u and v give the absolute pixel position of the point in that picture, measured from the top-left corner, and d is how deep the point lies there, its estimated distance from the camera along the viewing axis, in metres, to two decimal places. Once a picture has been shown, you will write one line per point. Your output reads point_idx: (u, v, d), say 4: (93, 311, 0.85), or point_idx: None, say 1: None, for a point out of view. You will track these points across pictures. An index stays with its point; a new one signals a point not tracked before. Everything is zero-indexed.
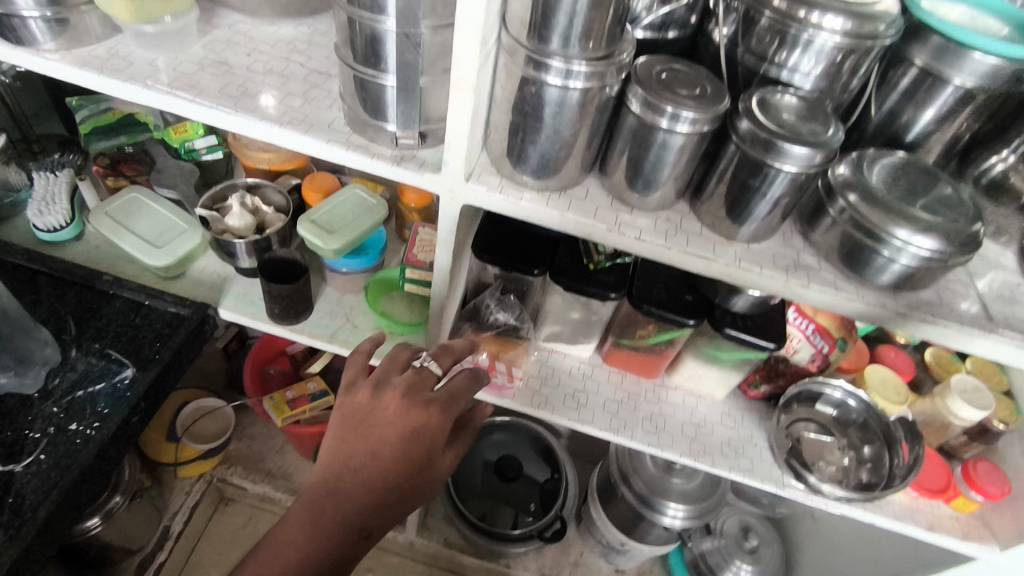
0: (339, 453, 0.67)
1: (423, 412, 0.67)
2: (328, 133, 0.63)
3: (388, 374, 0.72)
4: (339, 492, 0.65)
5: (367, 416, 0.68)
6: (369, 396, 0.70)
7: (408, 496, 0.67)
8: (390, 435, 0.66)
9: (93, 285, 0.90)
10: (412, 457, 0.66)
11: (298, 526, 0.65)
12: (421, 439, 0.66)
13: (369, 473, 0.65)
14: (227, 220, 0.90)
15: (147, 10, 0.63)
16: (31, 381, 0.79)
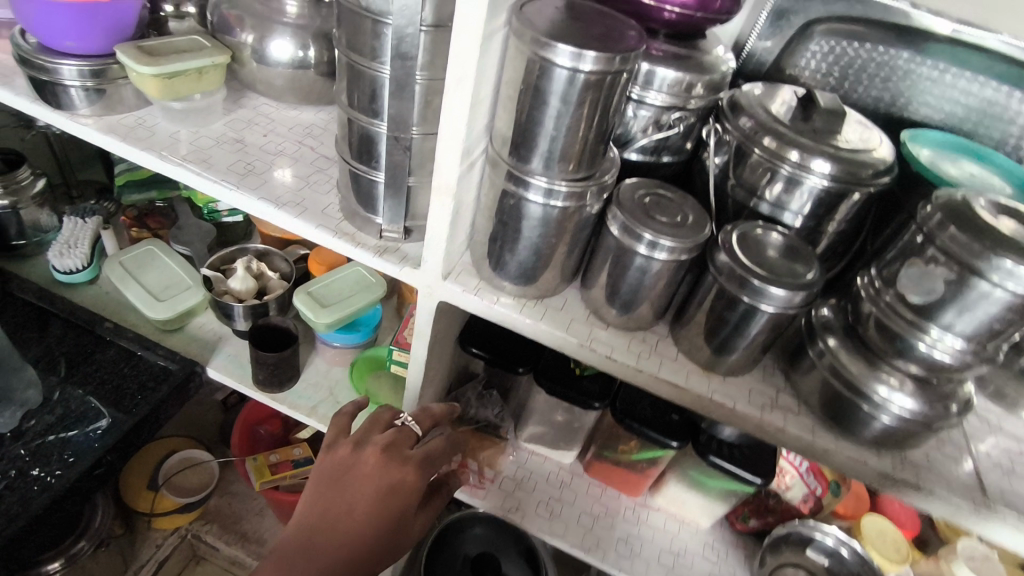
0: (316, 509, 0.64)
1: (403, 466, 0.66)
2: (320, 218, 0.65)
3: (370, 430, 0.70)
4: (314, 547, 0.62)
5: (346, 471, 0.66)
6: (348, 452, 0.67)
7: (382, 556, 0.64)
8: (368, 490, 0.64)
9: (93, 330, 0.93)
10: (390, 510, 0.64)
11: None
12: (399, 493, 0.64)
13: (345, 527, 0.63)
14: (230, 283, 0.93)
15: (174, 89, 0.68)
16: (6, 419, 0.81)
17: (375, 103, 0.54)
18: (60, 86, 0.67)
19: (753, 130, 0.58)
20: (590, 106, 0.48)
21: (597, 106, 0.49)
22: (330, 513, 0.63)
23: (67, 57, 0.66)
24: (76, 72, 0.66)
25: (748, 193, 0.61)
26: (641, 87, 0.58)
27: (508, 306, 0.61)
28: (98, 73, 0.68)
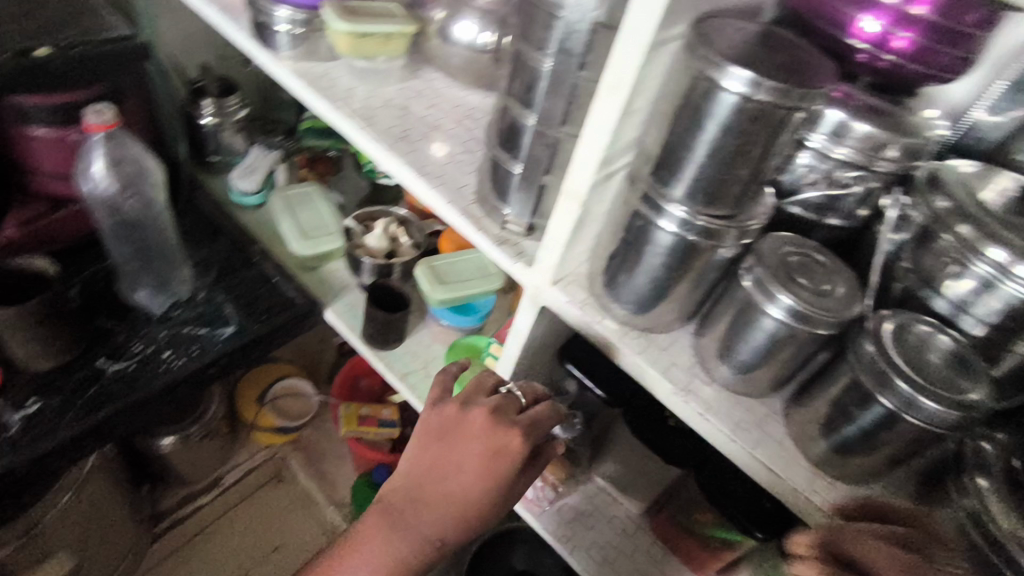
0: (428, 463, 0.64)
1: (510, 428, 0.64)
2: (453, 195, 0.66)
3: (477, 393, 0.68)
4: (426, 498, 0.62)
5: (453, 428, 0.65)
6: (457, 412, 0.66)
7: (485, 514, 0.63)
8: (476, 452, 0.62)
9: (246, 249, 1.03)
10: (495, 472, 0.62)
11: (376, 529, 0.62)
12: (510, 454, 0.62)
13: (457, 483, 0.62)
14: (367, 237, 0.98)
15: (362, 48, 0.72)
16: (159, 302, 0.91)
17: (529, 94, 0.54)
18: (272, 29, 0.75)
19: (949, 212, 0.49)
20: (746, 138, 0.44)
21: (756, 144, 0.45)
22: (433, 471, 0.64)
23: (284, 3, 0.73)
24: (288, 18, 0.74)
25: (920, 281, 0.52)
26: (825, 136, 0.52)
27: (609, 329, 0.58)
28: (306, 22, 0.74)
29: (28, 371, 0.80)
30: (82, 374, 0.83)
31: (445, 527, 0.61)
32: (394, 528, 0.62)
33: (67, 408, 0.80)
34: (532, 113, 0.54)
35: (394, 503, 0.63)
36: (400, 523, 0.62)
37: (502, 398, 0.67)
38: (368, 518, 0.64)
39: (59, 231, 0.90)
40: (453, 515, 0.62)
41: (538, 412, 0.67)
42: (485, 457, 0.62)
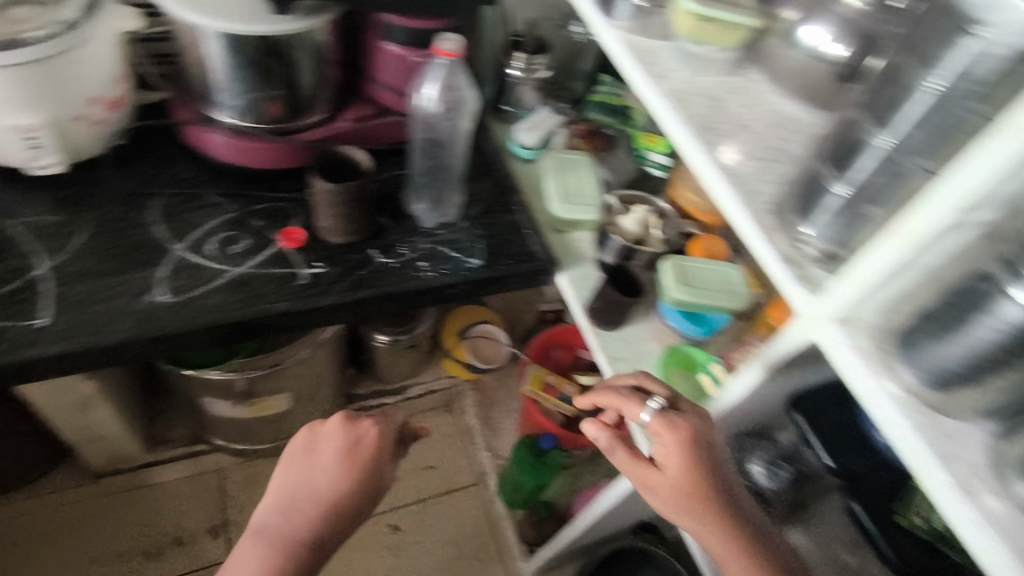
0: (343, 484, 0.83)
1: (709, 475, 0.69)
2: (751, 200, 0.63)
3: (332, 436, 0.86)
4: (336, 495, 0.83)
5: (301, 466, 0.85)
6: (314, 430, 0.87)
7: (349, 505, 0.84)
8: (336, 459, 0.85)
9: (508, 195, 1.10)
10: (727, 524, 0.69)
11: (267, 509, 0.83)
12: (361, 476, 0.85)
13: (331, 487, 0.83)
14: (624, 218, 1.00)
15: (700, 33, 0.71)
16: (430, 218, 1.02)
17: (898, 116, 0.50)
18: None
19: None
20: None
21: None
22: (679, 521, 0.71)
23: None
24: None
25: None
26: None
27: (890, 393, 0.51)
28: None
29: (322, 239, 0.96)
30: (358, 257, 0.96)
31: (317, 532, 0.81)
32: (292, 530, 0.81)
33: (340, 280, 0.92)
34: (884, 134, 0.51)
35: (295, 543, 0.80)
36: (292, 538, 0.80)
37: (363, 433, 0.87)
38: (261, 548, 0.80)
39: (384, 133, 1.04)
40: (358, 483, 0.84)
41: (600, 391, 0.77)
42: (348, 444, 0.86)
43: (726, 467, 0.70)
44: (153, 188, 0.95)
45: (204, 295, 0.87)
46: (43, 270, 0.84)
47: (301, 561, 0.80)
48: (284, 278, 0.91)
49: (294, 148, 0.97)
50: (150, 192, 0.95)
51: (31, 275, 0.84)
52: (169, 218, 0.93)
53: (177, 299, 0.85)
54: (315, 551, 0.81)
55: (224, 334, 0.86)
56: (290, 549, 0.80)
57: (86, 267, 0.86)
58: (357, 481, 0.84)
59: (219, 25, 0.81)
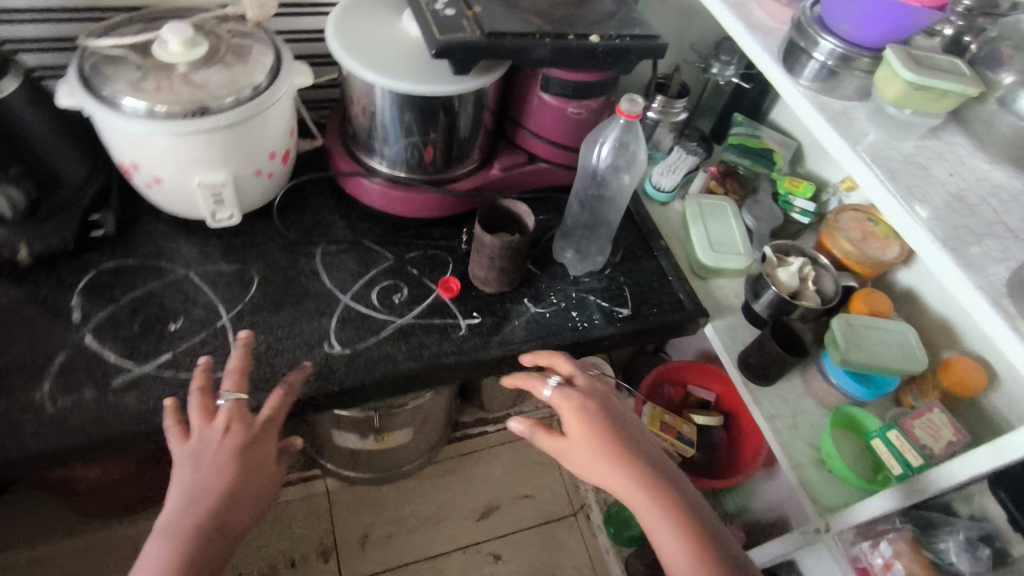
0: (229, 470, 0.69)
1: (605, 421, 0.79)
2: (981, 279, 0.61)
3: (209, 436, 0.71)
4: (239, 480, 0.69)
5: (195, 460, 0.69)
6: (195, 443, 0.70)
7: (252, 501, 0.70)
8: (227, 448, 0.70)
9: (650, 241, 1.09)
10: (651, 482, 0.75)
11: (159, 549, 0.64)
12: (263, 459, 0.72)
13: (230, 472, 0.69)
14: (780, 270, 0.97)
15: (910, 100, 0.69)
16: (579, 267, 1.01)
17: None
18: (807, 55, 0.76)
19: None
20: None
21: None
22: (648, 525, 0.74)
23: (831, 34, 0.74)
24: (830, 51, 0.74)
25: None
26: None
27: None
28: (846, 58, 0.74)
29: (476, 288, 0.97)
30: (512, 307, 0.97)
31: (208, 531, 0.66)
32: (183, 539, 0.64)
33: (498, 332, 0.93)
34: None
35: (195, 534, 0.65)
36: (190, 547, 0.64)
37: (232, 424, 0.72)
38: (161, 549, 0.64)
39: (531, 179, 1.05)
40: (259, 463, 0.72)
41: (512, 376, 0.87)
42: (244, 436, 0.72)
43: (632, 428, 0.81)
44: (317, 238, 0.98)
45: (374, 346, 0.89)
46: (227, 320, 0.87)
47: (199, 548, 0.65)
48: (445, 328, 0.92)
49: (452, 199, 1.00)
50: (314, 241, 0.98)
51: (217, 324, 0.86)
52: (334, 267, 0.96)
53: (348, 351, 0.87)
54: (221, 534, 0.67)
55: (393, 385, 0.88)
56: (212, 535, 0.66)
57: (263, 318, 0.88)
58: (256, 471, 0.71)
59: (409, 87, 0.83)
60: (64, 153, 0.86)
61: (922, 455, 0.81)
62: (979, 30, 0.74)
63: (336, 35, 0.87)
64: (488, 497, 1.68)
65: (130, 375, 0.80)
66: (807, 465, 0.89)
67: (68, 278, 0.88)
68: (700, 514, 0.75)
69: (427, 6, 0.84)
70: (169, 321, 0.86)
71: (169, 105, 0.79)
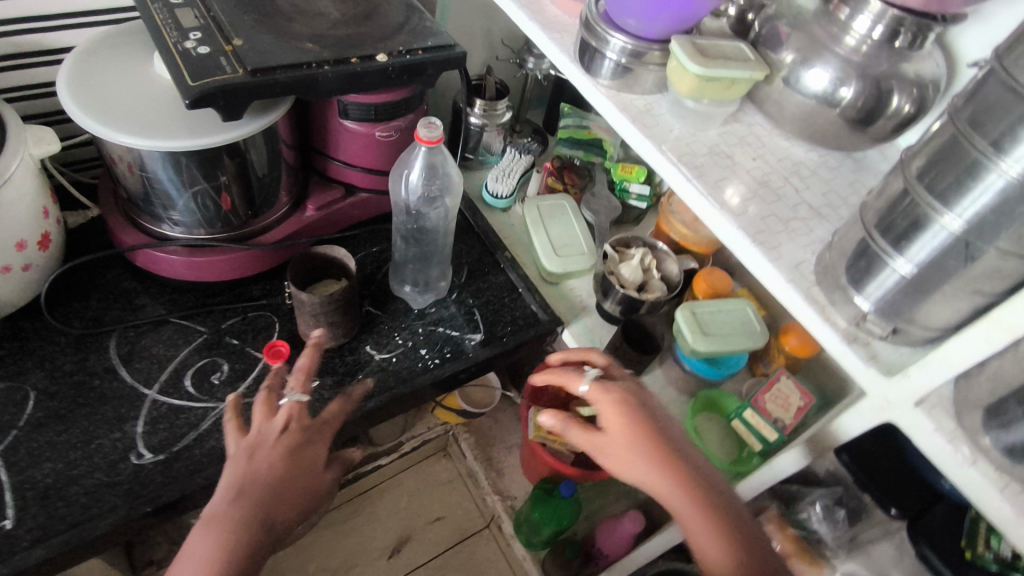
0: (285, 465, 0.62)
1: (646, 417, 0.66)
2: (792, 268, 0.60)
3: (267, 433, 0.64)
4: (289, 480, 0.61)
5: (251, 455, 0.62)
6: (252, 437, 0.64)
7: (301, 509, 0.62)
8: (281, 450, 0.63)
9: (495, 253, 1.03)
10: (695, 486, 0.62)
11: (208, 532, 0.55)
12: (313, 469, 0.65)
13: (283, 478, 0.61)
14: (623, 266, 0.94)
15: (703, 91, 0.67)
16: (422, 299, 0.94)
17: (959, 198, 0.46)
18: (600, 54, 0.72)
19: None
20: None
21: None
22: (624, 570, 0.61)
23: (620, 31, 0.70)
24: (621, 48, 0.70)
25: None
26: None
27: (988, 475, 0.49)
28: (637, 54, 0.71)
29: (309, 346, 0.88)
30: (354, 359, 0.88)
31: (256, 526, 0.57)
32: (240, 526, 0.56)
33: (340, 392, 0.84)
34: (953, 215, 0.47)
35: (245, 524, 0.56)
36: (240, 535, 0.55)
37: (292, 423, 0.66)
38: (209, 530, 0.55)
39: (353, 210, 0.96)
40: (310, 469, 0.64)
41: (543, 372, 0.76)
42: (301, 439, 0.65)
43: (683, 439, 0.66)
44: (106, 327, 0.84)
45: (194, 444, 0.77)
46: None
47: (244, 547, 0.55)
48: None
49: (263, 253, 0.89)
50: (104, 332, 0.84)
51: None
52: (132, 360, 0.82)
53: (162, 457, 0.75)
54: (268, 527, 0.58)
55: None
56: (258, 536, 0.56)
57: (48, 441, 0.74)
58: (304, 470, 0.63)
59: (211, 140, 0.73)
60: None
61: (775, 427, 0.82)
62: (759, 9, 0.74)
63: (69, 90, 0.72)
64: (398, 529, 1.60)
65: None
66: None
67: None
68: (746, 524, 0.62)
69: (174, 45, 0.72)
70: None
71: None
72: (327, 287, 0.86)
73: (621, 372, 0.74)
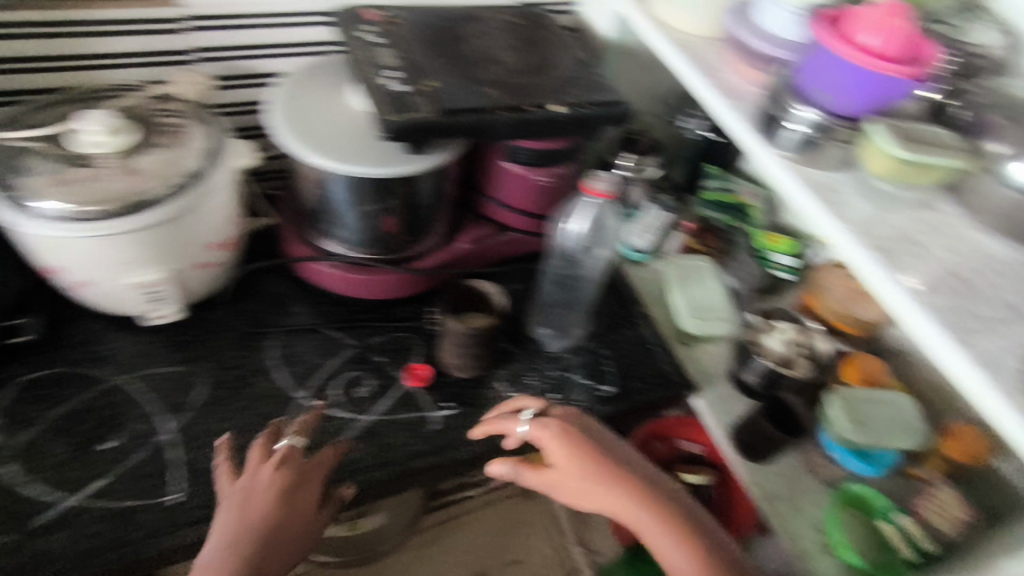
0: (275, 508, 0.69)
1: (587, 441, 0.76)
2: (995, 375, 0.55)
3: (259, 476, 0.71)
4: (275, 523, 0.69)
5: (240, 501, 0.68)
6: (242, 482, 0.70)
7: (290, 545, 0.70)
8: (270, 496, 0.69)
9: (630, 307, 1.03)
10: (649, 495, 0.74)
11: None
12: (303, 507, 0.71)
13: (274, 520, 0.69)
14: (768, 339, 0.92)
15: (903, 174, 0.64)
16: (556, 343, 0.95)
17: None
18: (783, 124, 0.72)
19: None
20: None
21: None
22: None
23: (811, 103, 0.69)
24: (810, 121, 0.69)
25: None
26: None
27: None
28: (826, 128, 0.69)
29: (447, 374, 0.90)
30: (486, 393, 0.90)
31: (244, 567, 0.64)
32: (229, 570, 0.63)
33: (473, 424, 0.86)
34: None
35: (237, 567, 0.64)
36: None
37: (283, 465, 0.72)
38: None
39: (501, 248, 0.99)
40: (300, 510, 0.71)
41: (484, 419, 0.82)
42: (292, 484, 0.71)
43: (620, 448, 0.79)
44: (268, 328, 0.91)
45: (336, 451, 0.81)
46: (169, 435, 0.79)
47: None
48: (415, 423, 0.85)
49: (417, 279, 0.94)
50: (266, 333, 0.91)
51: (156, 440, 0.78)
52: (288, 362, 0.88)
53: (308, 461, 0.79)
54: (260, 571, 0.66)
55: (360, 495, 0.80)
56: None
57: (211, 428, 0.80)
58: (292, 515, 0.70)
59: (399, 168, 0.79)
60: None
61: (932, 540, 0.77)
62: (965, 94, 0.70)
63: (282, 113, 0.80)
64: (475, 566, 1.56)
65: (55, 512, 0.71)
66: (813, 553, 0.82)
67: None
68: (697, 520, 0.74)
69: (372, 78, 0.77)
70: (100, 441, 0.77)
71: (72, 202, 0.70)
72: (474, 319, 0.87)
73: (560, 408, 0.81)
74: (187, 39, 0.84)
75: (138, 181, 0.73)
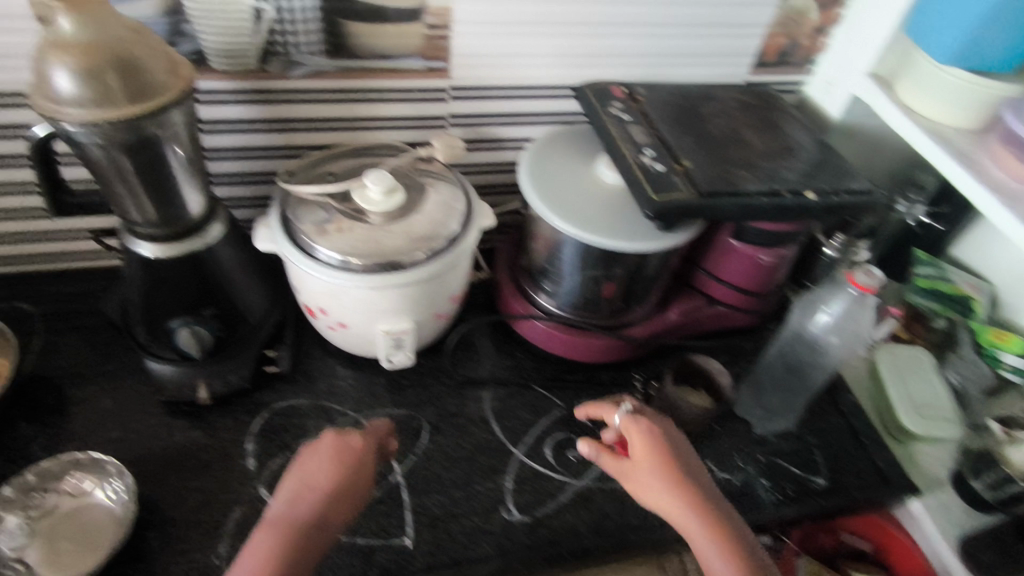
0: (331, 472, 0.67)
1: (666, 443, 0.69)
2: None
3: (321, 444, 0.70)
4: (335, 497, 0.66)
5: (300, 469, 0.68)
6: (308, 446, 0.70)
7: (337, 502, 0.66)
8: (334, 472, 0.67)
9: (836, 393, 0.99)
10: (708, 508, 0.64)
11: (264, 535, 0.62)
12: (360, 491, 0.68)
13: (321, 494, 0.65)
14: (1014, 451, 0.83)
15: None
16: (764, 424, 0.93)
17: None
18: None
19: None
20: None
21: None
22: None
23: None
24: None
25: None
26: None
27: None
28: None
29: None
30: None
31: (300, 529, 0.63)
32: (285, 533, 0.62)
33: None
34: None
35: (298, 525, 0.63)
36: (285, 538, 0.62)
37: (342, 440, 0.70)
38: (265, 537, 0.62)
39: (710, 321, 0.99)
40: (358, 487, 0.68)
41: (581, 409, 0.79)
42: (349, 461, 0.69)
43: (689, 454, 0.70)
44: (484, 381, 0.94)
45: (554, 513, 0.81)
46: (401, 477, 0.82)
47: (298, 544, 0.62)
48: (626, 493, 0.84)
49: (628, 345, 0.95)
50: (482, 385, 0.94)
51: (390, 481, 0.82)
52: (504, 417, 0.90)
53: (528, 519, 0.80)
54: (316, 528, 0.64)
55: (576, 560, 0.80)
56: (302, 537, 0.62)
57: (437, 475, 0.83)
58: (342, 490, 0.67)
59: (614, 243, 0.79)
60: (252, 291, 0.84)
61: None
62: None
63: (534, 182, 0.84)
64: None
65: None
66: None
67: (239, 424, 0.84)
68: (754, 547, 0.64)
69: (633, 157, 0.80)
70: None
71: (366, 260, 0.76)
72: (695, 395, 0.87)
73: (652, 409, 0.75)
74: (446, 106, 0.89)
75: (424, 244, 0.79)
